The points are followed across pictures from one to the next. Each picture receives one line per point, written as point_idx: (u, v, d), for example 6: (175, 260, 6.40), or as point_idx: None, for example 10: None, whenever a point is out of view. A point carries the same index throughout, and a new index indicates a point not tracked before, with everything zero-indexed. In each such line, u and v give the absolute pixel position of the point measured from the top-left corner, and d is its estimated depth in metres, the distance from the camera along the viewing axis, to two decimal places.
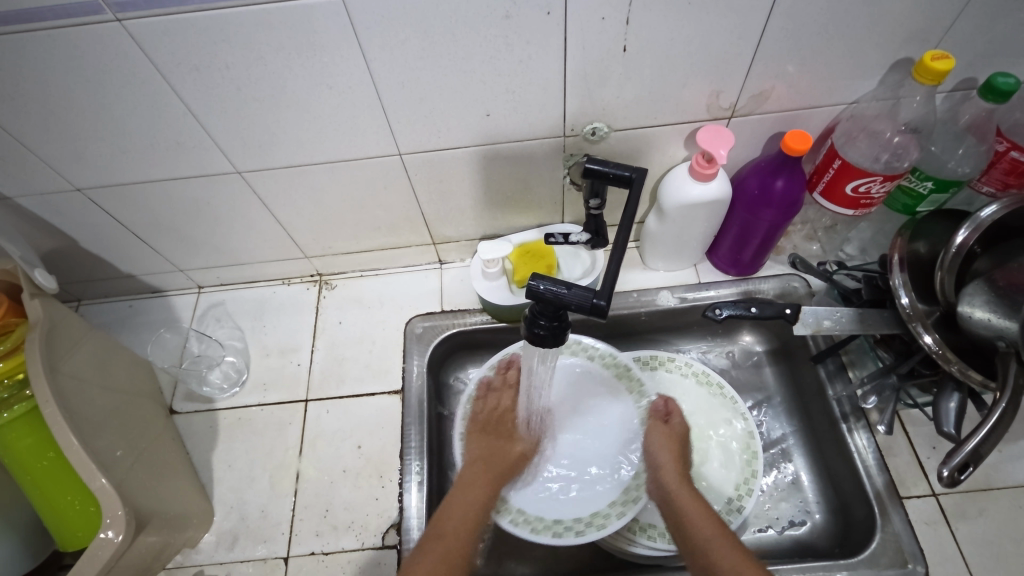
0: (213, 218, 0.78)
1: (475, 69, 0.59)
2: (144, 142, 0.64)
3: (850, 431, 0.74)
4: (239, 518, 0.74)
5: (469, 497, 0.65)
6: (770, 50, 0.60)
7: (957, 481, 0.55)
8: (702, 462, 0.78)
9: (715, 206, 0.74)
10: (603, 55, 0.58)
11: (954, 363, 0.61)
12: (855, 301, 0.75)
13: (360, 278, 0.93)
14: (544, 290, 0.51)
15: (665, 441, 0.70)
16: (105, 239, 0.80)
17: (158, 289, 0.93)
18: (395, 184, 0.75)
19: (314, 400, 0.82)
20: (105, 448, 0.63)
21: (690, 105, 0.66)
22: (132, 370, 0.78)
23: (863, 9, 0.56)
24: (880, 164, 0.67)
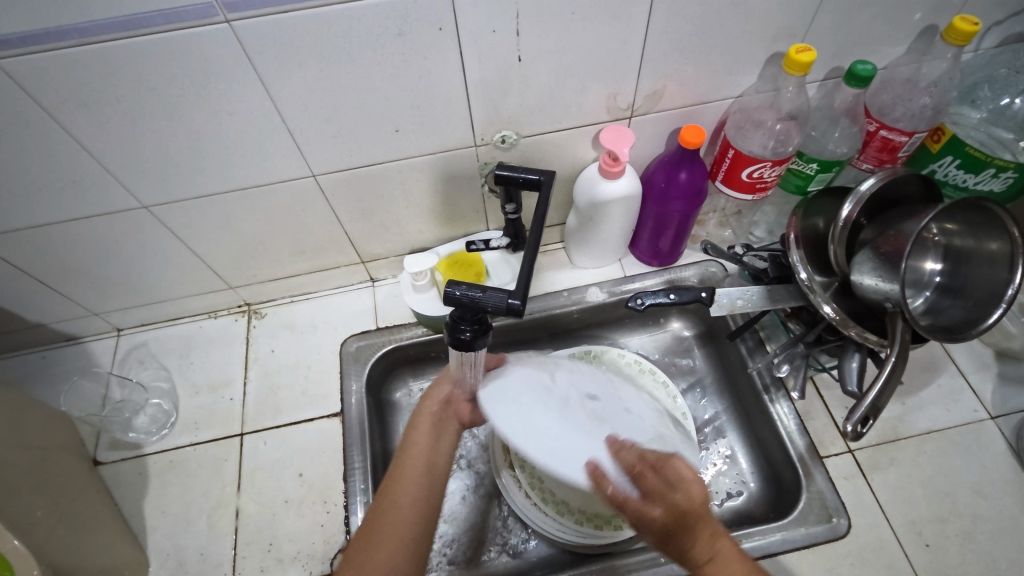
0: (124, 256, 0.76)
1: (378, 87, 0.60)
2: (36, 184, 0.62)
3: (772, 401, 0.78)
4: (177, 564, 0.71)
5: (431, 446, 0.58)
6: (657, 52, 0.64)
7: (861, 434, 0.60)
8: None
9: (628, 202, 0.78)
10: (500, 66, 0.61)
11: (853, 328, 0.67)
12: (762, 280, 0.80)
13: (291, 304, 0.91)
14: (460, 295, 0.52)
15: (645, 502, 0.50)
16: (5, 288, 0.76)
17: (72, 337, 0.88)
18: (314, 206, 0.75)
19: (250, 433, 0.80)
20: (22, 510, 0.59)
21: (591, 108, 0.69)
22: (48, 424, 0.73)
23: (733, 11, 0.61)
24: (769, 150, 0.72)
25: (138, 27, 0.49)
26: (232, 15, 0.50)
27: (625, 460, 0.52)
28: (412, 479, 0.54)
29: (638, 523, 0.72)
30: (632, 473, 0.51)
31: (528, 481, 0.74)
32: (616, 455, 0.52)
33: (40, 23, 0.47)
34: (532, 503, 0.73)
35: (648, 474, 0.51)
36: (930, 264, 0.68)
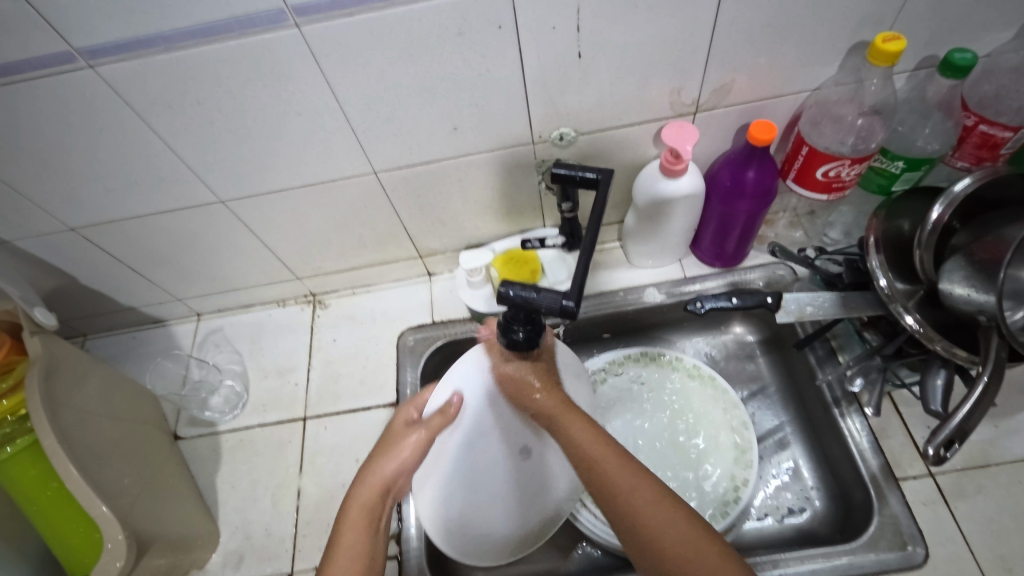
0: (204, 247, 0.81)
1: (437, 86, 0.60)
2: (127, 180, 0.67)
3: (843, 416, 0.73)
4: (244, 537, 0.76)
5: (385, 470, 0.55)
6: (725, 44, 0.61)
7: (943, 459, 0.55)
8: (699, 456, 0.78)
9: (690, 201, 0.75)
10: (558, 62, 0.60)
11: (939, 342, 0.61)
12: (836, 287, 0.75)
13: (352, 295, 0.95)
14: (512, 295, 0.52)
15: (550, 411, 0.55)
16: (101, 274, 0.83)
17: (158, 320, 0.96)
18: (375, 202, 0.77)
19: (312, 418, 0.84)
20: (111, 478, 0.65)
21: (653, 104, 0.67)
22: (135, 400, 0.80)
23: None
24: (847, 147, 0.67)
25: (216, 33, 0.52)
26: (301, 19, 0.52)
27: (539, 394, 0.56)
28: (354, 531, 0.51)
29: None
30: (542, 398, 0.56)
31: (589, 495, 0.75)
32: (522, 379, 0.57)
33: (132, 32, 0.51)
34: (582, 502, 0.74)
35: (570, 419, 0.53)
36: None
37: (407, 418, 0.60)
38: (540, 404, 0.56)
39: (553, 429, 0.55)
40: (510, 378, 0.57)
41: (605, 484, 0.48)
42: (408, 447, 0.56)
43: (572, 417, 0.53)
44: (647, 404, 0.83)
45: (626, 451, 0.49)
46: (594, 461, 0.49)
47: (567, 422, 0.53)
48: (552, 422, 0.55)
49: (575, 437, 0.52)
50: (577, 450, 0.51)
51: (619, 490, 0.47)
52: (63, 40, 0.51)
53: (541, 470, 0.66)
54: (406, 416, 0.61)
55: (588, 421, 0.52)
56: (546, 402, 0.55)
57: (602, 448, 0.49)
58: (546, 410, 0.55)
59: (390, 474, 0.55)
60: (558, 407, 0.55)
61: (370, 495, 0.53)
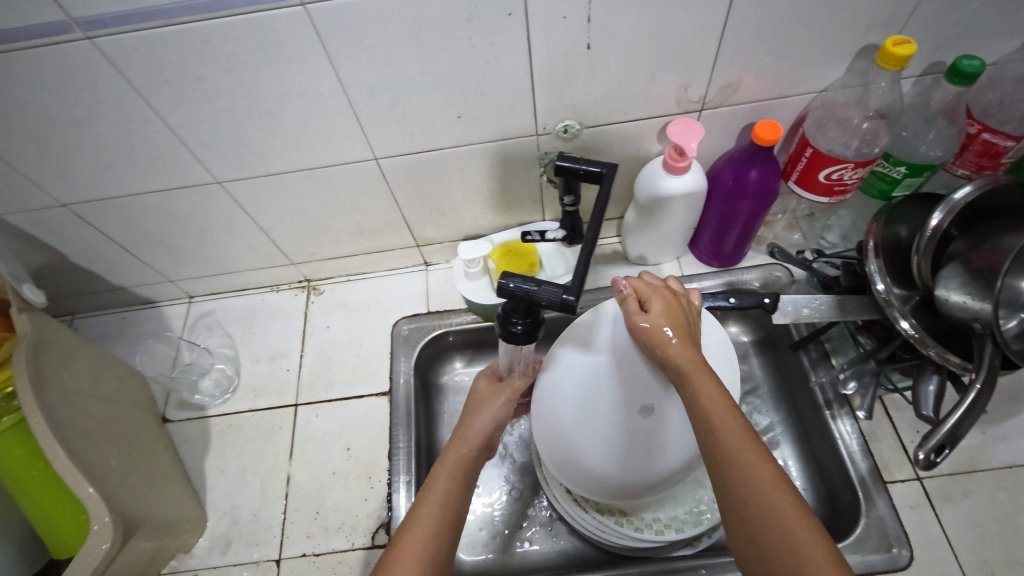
0: (198, 228, 0.80)
1: (442, 72, 0.59)
2: (122, 157, 0.66)
3: (834, 418, 0.74)
4: (232, 522, 0.75)
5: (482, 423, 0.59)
6: (735, 41, 0.60)
7: (933, 464, 0.55)
8: None
9: (691, 199, 0.75)
10: (566, 53, 0.59)
11: (933, 348, 0.61)
12: (833, 290, 0.75)
13: (348, 282, 0.94)
14: (513, 287, 0.51)
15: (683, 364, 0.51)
16: (93, 251, 0.81)
17: (149, 301, 0.94)
18: (374, 189, 0.76)
19: (303, 404, 0.83)
20: (98, 459, 0.64)
21: (659, 100, 0.66)
22: (124, 381, 0.79)
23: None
24: (852, 150, 0.67)
25: (219, 9, 0.50)
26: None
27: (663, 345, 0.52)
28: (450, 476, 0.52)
29: (681, 529, 0.70)
30: (670, 346, 0.52)
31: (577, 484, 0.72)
32: (649, 331, 0.54)
33: (133, 3, 0.49)
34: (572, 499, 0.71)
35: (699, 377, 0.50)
36: None
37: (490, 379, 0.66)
38: (670, 357, 0.52)
39: (678, 383, 0.51)
40: (643, 330, 0.55)
41: (727, 458, 0.44)
42: (496, 401, 0.62)
43: (703, 377, 0.50)
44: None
45: (751, 427, 0.46)
46: (718, 430, 0.45)
47: (698, 381, 0.49)
48: (679, 374, 0.51)
49: (703, 399, 0.48)
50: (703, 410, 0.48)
51: (742, 465, 0.43)
52: (61, 9, 0.49)
53: (664, 433, 0.58)
54: (485, 381, 0.65)
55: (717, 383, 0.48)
56: (673, 352, 0.52)
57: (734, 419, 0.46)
58: (675, 363, 0.52)
59: (484, 424, 0.59)
60: (690, 362, 0.51)
61: (464, 442, 0.56)
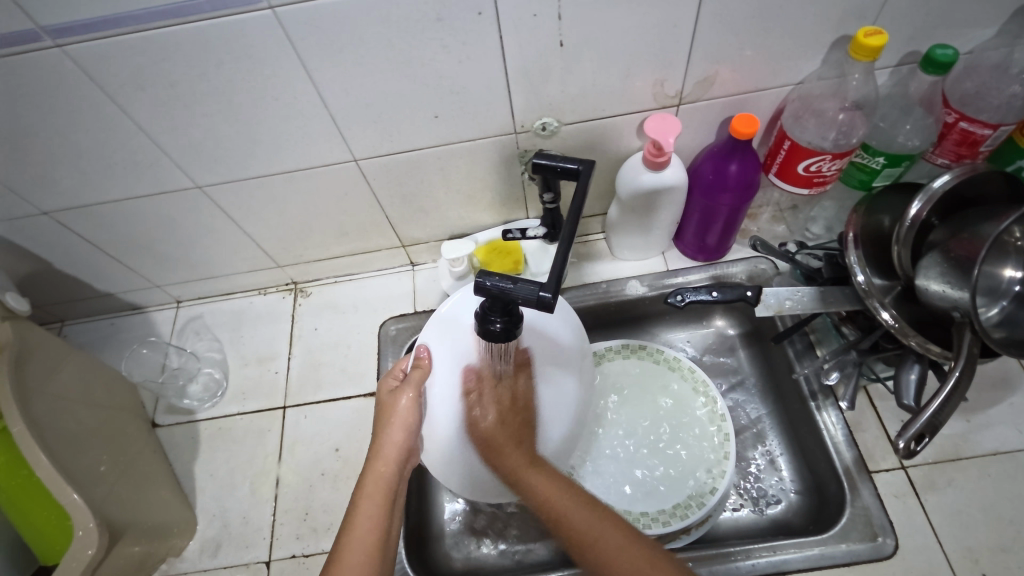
0: (181, 233, 0.80)
1: (416, 72, 0.59)
2: (101, 163, 0.66)
3: (819, 408, 0.74)
4: (222, 525, 0.75)
5: (395, 435, 0.60)
6: (708, 35, 0.60)
7: (913, 452, 0.56)
8: (676, 448, 0.78)
9: (673, 193, 0.75)
10: (539, 51, 0.59)
11: (913, 338, 0.62)
12: (818, 283, 0.74)
13: (335, 284, 0.94)
14: (489, 286, 0.52)
15: (517, 459, 0.61)
16: (78, 259, 0.82)
17: (137, 306, 0.95)
18: (356, 190, 0.76)
19: (292, 406, 0.83)
20: (86, 465, 0.65)
21: (636, 95, 0.66)
22: (112, 386, 0.79)
23: None
24: (829, 142, 0.68)
25: (189, 15, 0.51)
26: (276, 1, 0.50)
27: (502, 451, 0.62)
28: (373, 500, 0.55)
29: (667, 523, 0.72)
30: (489, 427, 0.63)
31: None
32: (485, 429, 0.63)
33: (100, 11, 0.50)
34: None
35: (526, 472, 0.60)
36: (1010, 271, 0.60)
37: (391, 384, 0.65)
38: (501, 445, 0.62)
39: (512, 485, 0.61)
40: (475, 427, 0.63)
41: (564, 518, 0.55)
42: (404, 410, 0.61)
43: (512, 450, 0.62)
44: (625, 395, 0.84)
45: (579, 490, 0.57)
46: (553, 500, 0.57)
47: (514, 457, 0.61)
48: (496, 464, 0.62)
49: (526, 471, 0.60)
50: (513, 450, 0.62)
51: (572, 526, 0.55)
52: (29, 18, 0.49)
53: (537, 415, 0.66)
54: (389, 385, 0.64)
55: (545, 472, 0.59)
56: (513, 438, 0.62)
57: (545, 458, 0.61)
58: (503, 464, 0.62)
59: (396, 441, 0.60)
60: (501, 437, 0.62)
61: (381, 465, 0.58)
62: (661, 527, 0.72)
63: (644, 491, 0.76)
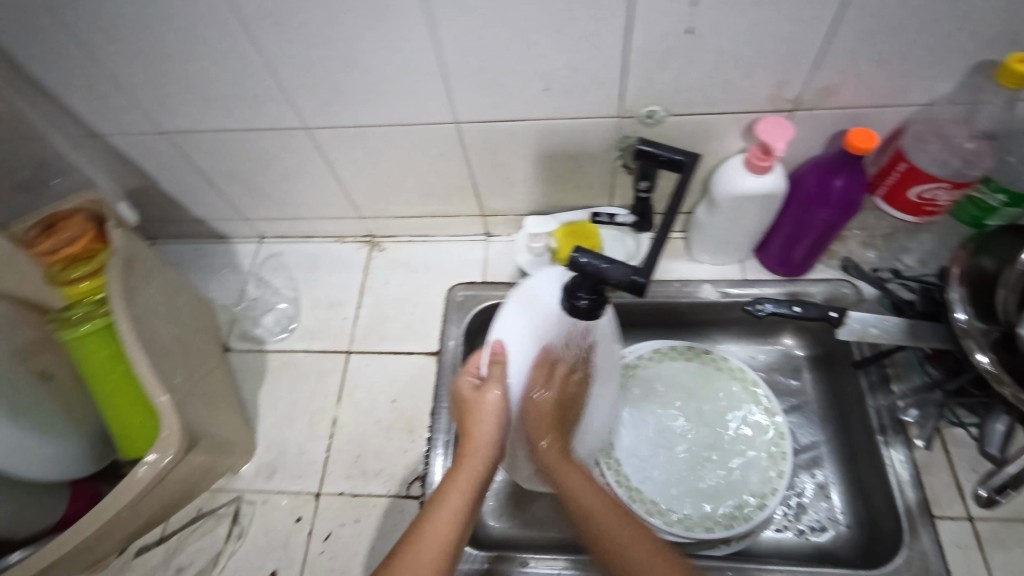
0: (279, 171, 0.83)
1: (539, 42, 0.59)
2: (224, 93, 0.69)
3: (887, 445, 0.71)
4: (279, 452, 0.79)
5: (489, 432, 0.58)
6: (842, 42, 0.58)
7: (994, 501, 0.54)
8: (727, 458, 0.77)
9: (768, 200, 0.73)
10: (665, 36, 0.58)
11: (1009, 387, 0.57)
12: (907, 314, 0.72)
13: (410, 243, 0.96)
14: (584, 263, 0.52)
15: (557, 454, 0.60)
16: (182, 182, 0.86)
17: (223, 236, 0.99)
18: (451, 152, 0.77)
19: (355, 353, 0.86)
20: (168, 373, 0.69)
21: (752, 95, 0.65)
22: (193, 306, 0.84)
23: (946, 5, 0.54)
24: (950, 169, 0.65)
25: None
26: None
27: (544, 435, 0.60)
28: (450, 504, 0.55)
29: (710, 529, 0.71)
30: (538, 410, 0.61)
31: (606, 462, 0.76)
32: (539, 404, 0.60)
33: None
34: (605, 481, 0.75)
35: (574, 484, 0.59)
36: None
37: (470, 381, 0.63)
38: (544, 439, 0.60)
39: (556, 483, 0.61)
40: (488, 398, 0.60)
41: (608, 538, 0.56)
42: (492, 404, 0.59)
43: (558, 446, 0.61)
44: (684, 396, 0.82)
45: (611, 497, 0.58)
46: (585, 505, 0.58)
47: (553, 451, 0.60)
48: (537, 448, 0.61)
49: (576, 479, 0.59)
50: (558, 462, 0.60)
51: (598, 527, 0.56)
52: None
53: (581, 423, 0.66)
54: (469, 381, 0.63)
55: (584, 476, 0.59)
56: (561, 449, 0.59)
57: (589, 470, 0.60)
58: (547, 460, 0.60)
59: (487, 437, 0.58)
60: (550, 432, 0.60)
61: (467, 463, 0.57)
62: (704, 531, 0.71)
63: (688, 492, 0.75)
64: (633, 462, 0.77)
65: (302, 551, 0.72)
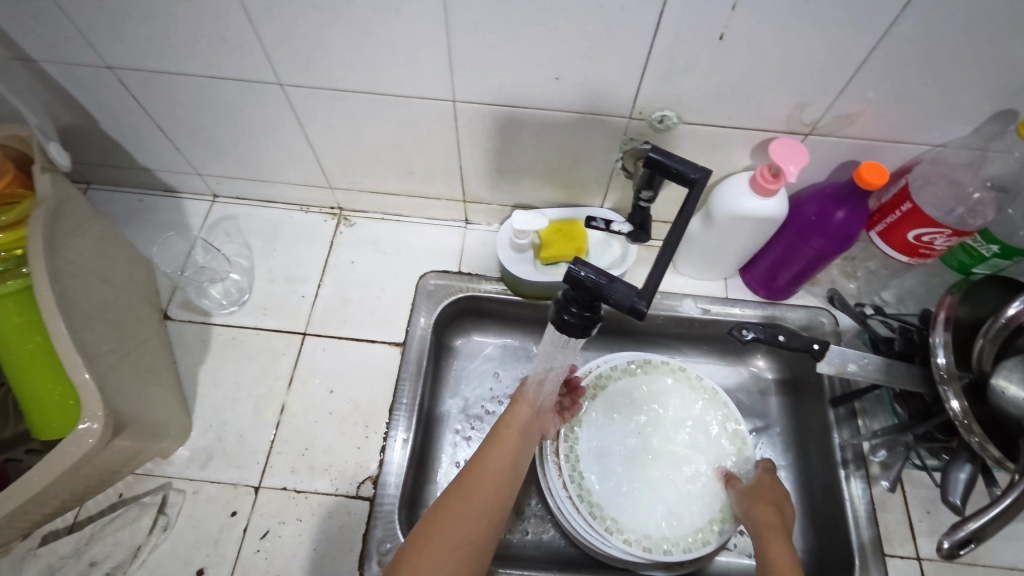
0: (243, 125, 0.74)
1: (558, 27, 0.53)
2: (186, 33, 0.59)
3: (847, 478, 0.72)
4: (217, 438, 0.72)
5: None
6: (868, 74, 0.56)
7: (954, 555, 0.52)
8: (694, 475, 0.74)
9: (766, 224, 0.70)
10: (697, 38, 0.53)
11: (976, 436, 0.57)
12: (605, 303, 0.48)
13: (381, 221, 0.89)
14: (584, 277, 0.47)
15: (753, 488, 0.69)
16: (126, 125, 0.76)
17: (171, 189, 0.89)
18: (441, 130, 0.70)
19: (312, 335, 0.79)
20: (92, 340, 0.61)
21: (770, 113, 0.61)
22: (131, 268, 0.75)
23: (972, 56, 0.52)
24: (953, 218, 0.62)
25: None
26: None
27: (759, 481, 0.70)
28: None
29: (669, 552, 0.68)
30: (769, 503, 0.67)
31: (571, 472, 0.72)
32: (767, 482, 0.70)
33: None
34: (567, 495, 0.70)
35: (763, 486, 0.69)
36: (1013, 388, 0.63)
37: None
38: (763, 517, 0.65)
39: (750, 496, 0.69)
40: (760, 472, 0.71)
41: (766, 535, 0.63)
42: None
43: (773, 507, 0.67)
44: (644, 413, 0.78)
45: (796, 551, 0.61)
46: None
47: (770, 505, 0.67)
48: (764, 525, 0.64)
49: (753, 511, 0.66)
50: (478, 474, 0.59)
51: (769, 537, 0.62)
52: None
53: None
54: None
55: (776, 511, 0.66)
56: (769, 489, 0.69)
57: (511, 476, 0.60)
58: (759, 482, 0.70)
59: None
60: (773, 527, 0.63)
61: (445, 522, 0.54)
62: (661, 554, 0.68)
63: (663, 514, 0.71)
64: (603, 479, 0.73)
65: (235, 549, 0.66)
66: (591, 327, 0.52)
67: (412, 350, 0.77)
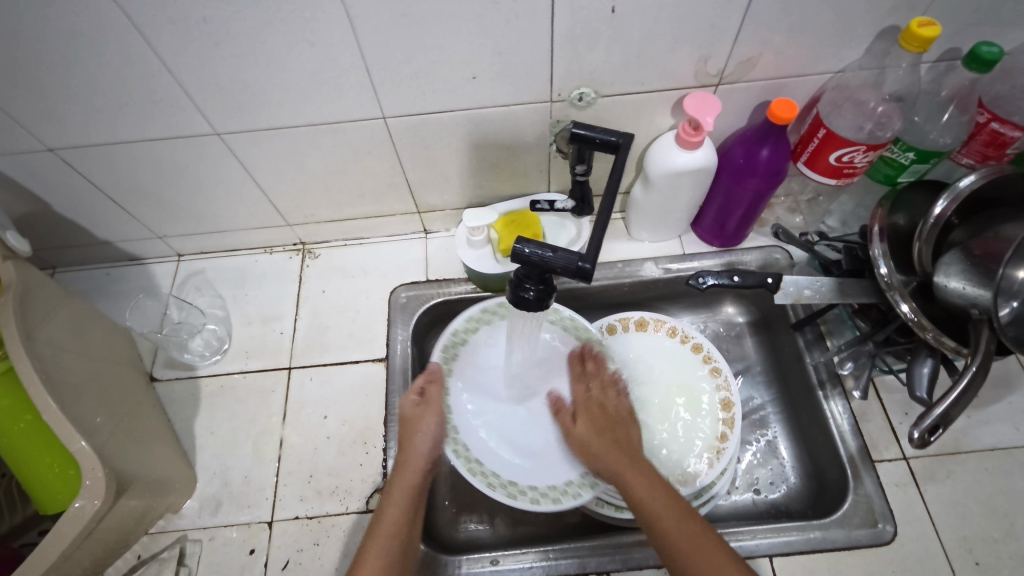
0: (191, 180, 0.76)
1: (461, 29, 0.57)
2: (115, 101, 0.62)
3: (826, 398, 0.75)
4: (223, 483, 0.74)
5: None
6: (756, 19, 0.60)
7: (926, 443, 0.55)
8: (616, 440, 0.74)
9: (700, 175, 0.73)
10: (591, 15, 0.57)
11: (930, 331, 0.61)
12: (554, 273, 0.51)
13: (344, 247, 0.92)
14: (529, 253, 0.50)
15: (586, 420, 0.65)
16: (79, 202, 0.78)
17: (135, 257, 0.91)
18: (379, 148, 0.73)
19: (297, 368, 0.82)
20: (84, 413, 0.63)
21: (679, 71, 0.65)
22: (110, 338, 0.76)
23: None
24: (864, 134, 0.68)
25: None
26: None
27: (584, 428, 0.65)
28: None
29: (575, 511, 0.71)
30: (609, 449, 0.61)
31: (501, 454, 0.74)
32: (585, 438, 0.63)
33: None
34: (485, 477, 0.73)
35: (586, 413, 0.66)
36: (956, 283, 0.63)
37: None
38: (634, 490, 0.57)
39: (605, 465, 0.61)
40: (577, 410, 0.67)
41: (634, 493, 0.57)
42: None
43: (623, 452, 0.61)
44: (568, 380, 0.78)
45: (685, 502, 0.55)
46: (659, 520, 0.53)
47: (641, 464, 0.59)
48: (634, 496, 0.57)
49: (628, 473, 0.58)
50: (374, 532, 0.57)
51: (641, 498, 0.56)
52: None
53: None
54: None
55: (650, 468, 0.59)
56: (615, 450, 0.61)
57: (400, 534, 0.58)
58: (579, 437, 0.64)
59: None
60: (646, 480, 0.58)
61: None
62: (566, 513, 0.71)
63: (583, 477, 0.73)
64: None
65: None
66: (547, 299, 0.55)
67: (395, 360, 0.79)
